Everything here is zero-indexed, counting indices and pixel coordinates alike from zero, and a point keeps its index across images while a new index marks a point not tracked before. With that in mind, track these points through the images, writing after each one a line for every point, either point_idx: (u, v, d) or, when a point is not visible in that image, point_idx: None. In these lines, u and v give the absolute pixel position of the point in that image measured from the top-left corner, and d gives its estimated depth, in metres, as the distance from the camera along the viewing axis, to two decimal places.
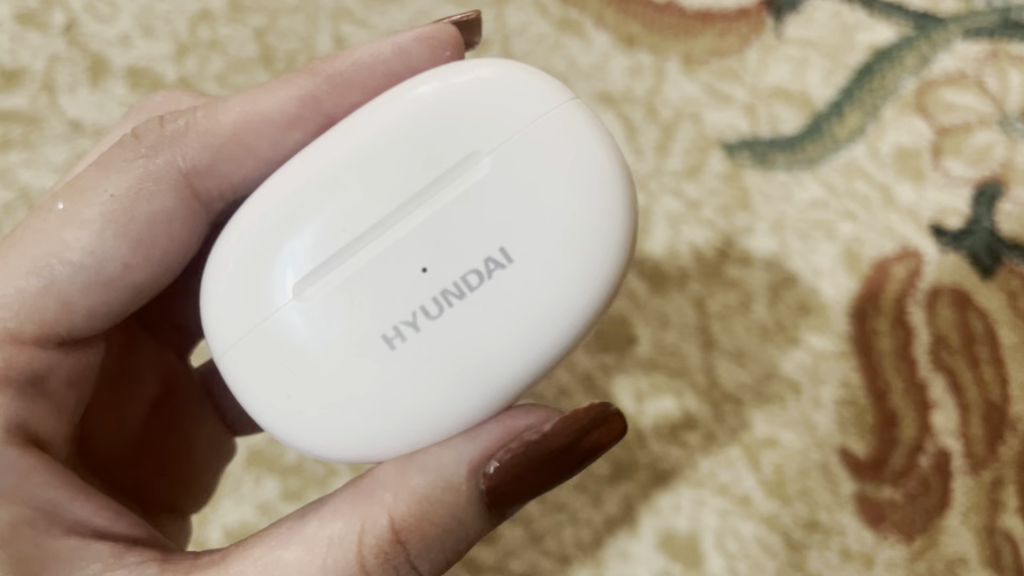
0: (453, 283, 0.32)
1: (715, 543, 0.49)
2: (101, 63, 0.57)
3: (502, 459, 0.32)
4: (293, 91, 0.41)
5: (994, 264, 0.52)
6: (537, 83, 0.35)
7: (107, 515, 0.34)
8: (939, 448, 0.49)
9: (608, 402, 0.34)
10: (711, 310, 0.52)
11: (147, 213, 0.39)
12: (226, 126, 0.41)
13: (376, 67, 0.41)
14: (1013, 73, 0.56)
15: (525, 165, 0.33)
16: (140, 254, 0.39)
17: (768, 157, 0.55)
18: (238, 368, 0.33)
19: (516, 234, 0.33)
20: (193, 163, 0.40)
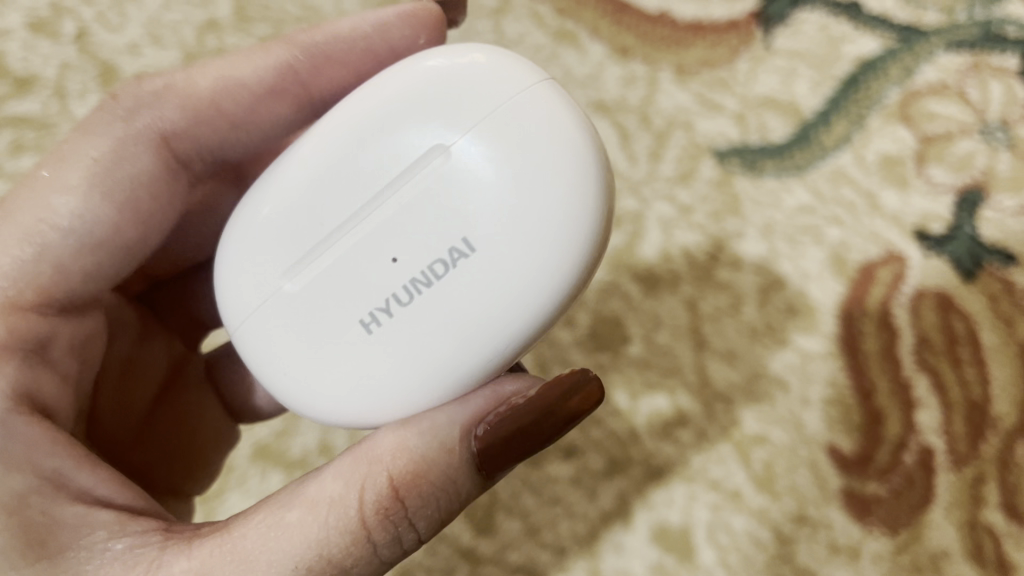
0: (421, 272, 0.33)
1: (707, 537, 0.50)
2: (111, 71, 0.58)
3: (492, 422, 0.33)
4: (272, 60, 0.44)
5: (976, 268, 0.54)
6: (515, 68, 0.35)
7: (112, 486, 0.34)
8: (923, 445, 0.51)
9: (588, 369, 0.35)
10: (702, 312, 0.54)
11: (130, 173, 0.40)
12: (206, 91, 0.43)
13: (355, 42, 0.45)
14: (994, 84, 0.57)
15: (491, 155, 0.33)
16: (132, 216, 0.40)
17: (758, 164, 0.57)
18: (244, 347, 0.35)
19: (480, 223, 0.33)
20: (172, 125, 0.42)
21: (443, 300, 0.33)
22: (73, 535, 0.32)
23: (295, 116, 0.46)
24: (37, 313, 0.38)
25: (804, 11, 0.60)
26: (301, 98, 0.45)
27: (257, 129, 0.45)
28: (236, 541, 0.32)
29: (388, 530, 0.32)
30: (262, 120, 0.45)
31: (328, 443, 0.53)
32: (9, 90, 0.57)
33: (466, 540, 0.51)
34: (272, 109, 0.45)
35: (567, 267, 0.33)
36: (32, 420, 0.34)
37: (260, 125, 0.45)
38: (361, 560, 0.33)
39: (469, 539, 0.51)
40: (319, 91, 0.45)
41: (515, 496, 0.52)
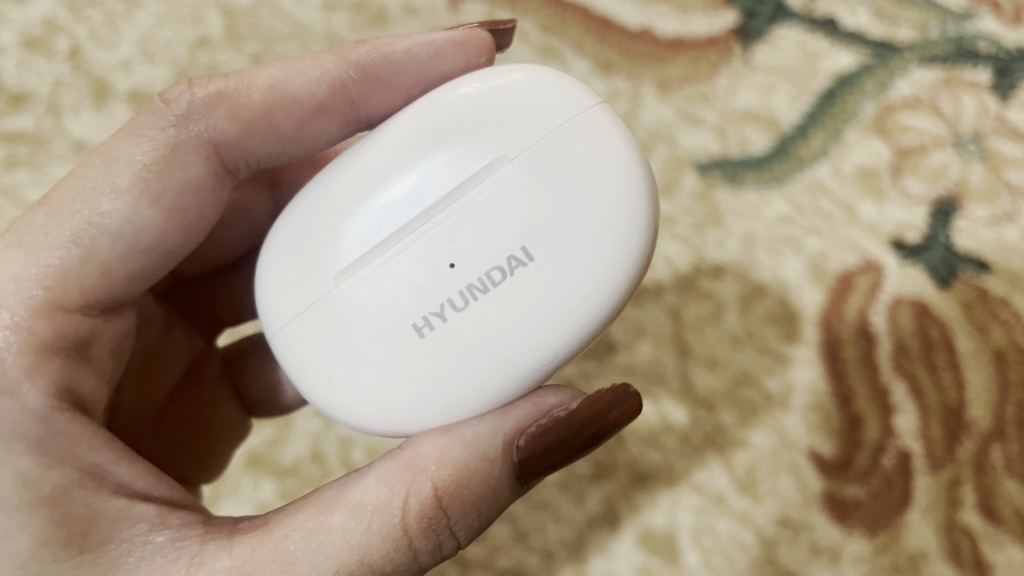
0: (478, 278, 0.35)
1: (692, 539, 0.51)
2: (104, 87, 0.59)
3: (534, 431, 0.35)
4: (324, 75, 0.45)
5: (950, 276, 0.55)
6: (569, 88, 0.37)
7: (149, 480, 0.36)
8: (901, 449, 0.52)
9: (630, 385, 0.37)
10: (685, 320, 0.55)
11: (179, 180, 0.41)
12: (257, 103, 0.44)
13: (411, 66, 0.46)
14: (966, 98, 0.59)
15: (547, 169, 0.36)
16: (179, 222, 0.41)
17: (738, 175, 0.58)
18: (287, 346, 0.37)
19: (537, 235, 0.35)
20: (223, 135, 0.43)
21: (499, 304, 0.35)
22: (113, 525, 0.33)
23: (340, 132, 0.47)
24: (76, 312, 0.38)
25: (782, 28, 0.62)
26: (350, 116, 0.46)
27: (305, 144, 0.46)
28: (278, 542, 0.33)
29: (429, 539, 0.34)
30: (312, 135, 0.46)
31: (319, 450, 0.54)
32: (4, 107, 0.58)
33: None
34: (322, 127, 0.46)
35: (618, 279, 0.35)
36: (75, 419, 0.35)
37: (309, 141, 0.46)
38: (400, 567, 0.34)
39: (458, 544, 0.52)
40: (369, 109, 0.46)
41: None
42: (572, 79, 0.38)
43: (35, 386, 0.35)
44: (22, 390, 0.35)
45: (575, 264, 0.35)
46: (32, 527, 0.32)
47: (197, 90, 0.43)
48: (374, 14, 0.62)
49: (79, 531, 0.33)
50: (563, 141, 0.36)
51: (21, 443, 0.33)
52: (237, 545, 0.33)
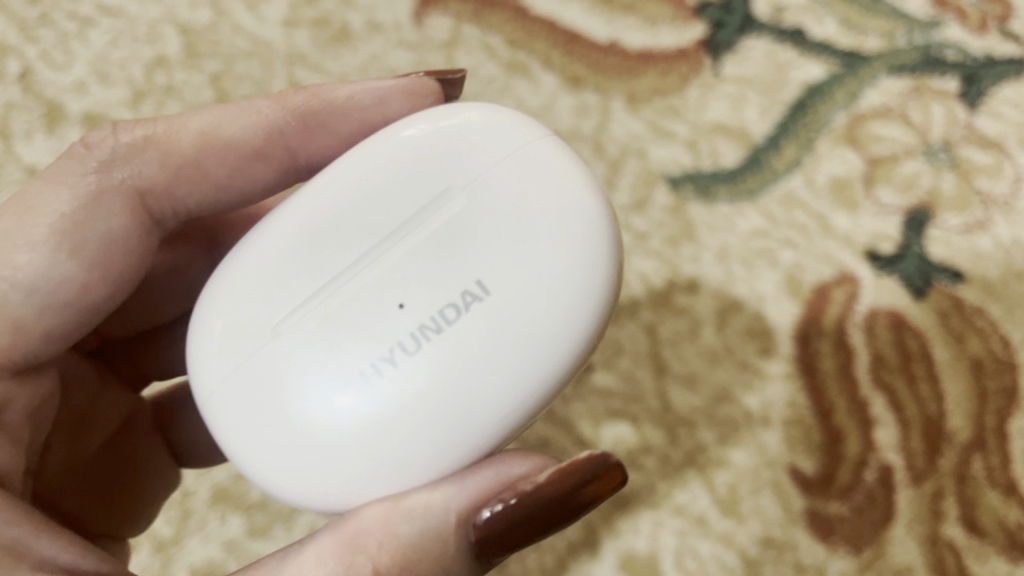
0: (430, 318, 0.33)
1: (674, 562, 0.50)
2: (57, 109, 0.58)
3: (490, 508, 0.34)
4: (261, 120, 0.44)
5: (926, 286, 0.55)
6: (514, 123, 0.37)
7: (73, 552, 0.34)
8: (883, 463, 0.51)
9: (609, 454, 0.36)
10: (662, 337, 0.54)
11: (100, 234, 0.40)
12: (186, 148, 0.43)
13: (352, 112, 0.45)
14: (935, 106, 0.59)
15: (495, 204, 0.35)
16: (102, 274, 0.41)
17: (711, 189, 0.57)
18: (223, 407, 0.34)
19: (491, 269, 0.34)
20: (150, 183, 0.42)
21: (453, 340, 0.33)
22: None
23: (275, 177, 0.46)
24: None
25: (751, 39, 0.61)
26: (286, 163, 0.45)
27: (239, 190, 0.45)
28: None
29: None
30: (248, 183, 0.45)
31: None
32: None
33: None
34: (258, 173, 0.45)
35: (580, 314, 0.34)
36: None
37: (245, 188, 0.45)
38: None
39: None
40: (306, 155, 0.45)
41: None
42: (517, 114, 0.38)
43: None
44: None
45: (531, 295, 0.33)
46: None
47: (122, 134, 0.42)
48: (337, 30, 0.61)
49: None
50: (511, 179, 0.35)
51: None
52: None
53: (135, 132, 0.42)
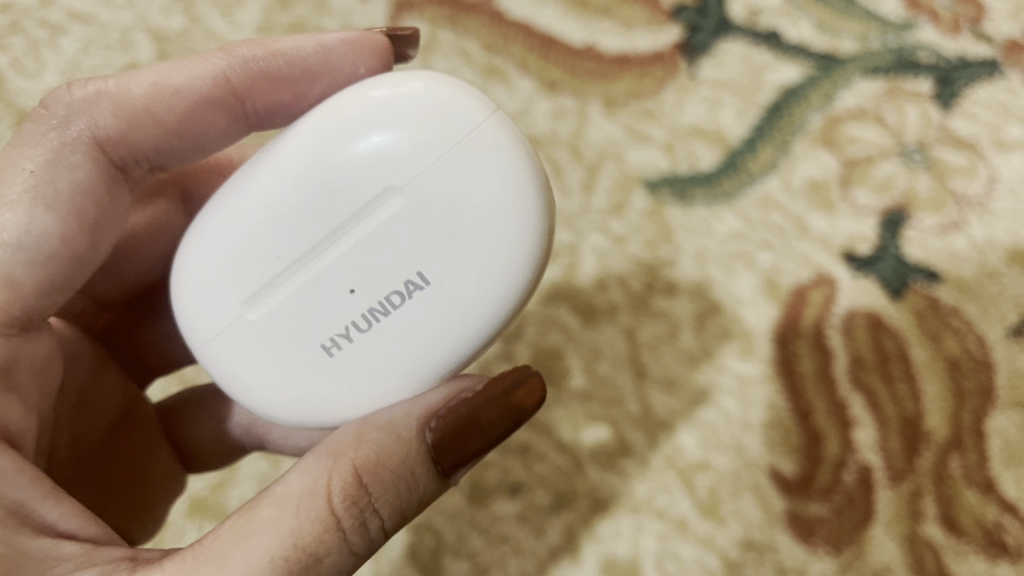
0: (378, 302, 0.37)
1: (655, 566, 0.50)
2: (28, 118, 0.57)
3: (442, 414, 0.35)
4: (208, 69, 0.44)
5: (903, 287, 0.55)
6: (461, 98, 0.37)
7: (79, 520, 0.34)
8: (862, 463, 0.52)
9: (530, 368, 0.38)
10: (641, 340, 0.54)
11: (69, 182, 0.40)
12: (140, 97, 0.42)
13: (297, 61, 0.45)
14: (909, 107, 0.60)
15: (435, 197, 0.36)
16: (80, 222, 0.41)
17: (688, 192, 0.57)
18: (205, 361, 0.39)
19: (431, 259, 0.37)
20: (107, 132, 0.42)
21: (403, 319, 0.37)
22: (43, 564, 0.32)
23: (231, 127, 0.45)
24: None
25: (726, 41, 0.61)
26: (236, 110, 0.45)
27: (194, 139, 0.44)
28: (209, 545, 0.32)
29: (354, 523, 0.33)
30: (201, 131, 0.44)
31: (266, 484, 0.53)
32: None
33: None
34: (210, 121, 0.44)
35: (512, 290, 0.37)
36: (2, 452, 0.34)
37: (198, 137, 0.44)
38: (334, 556, 0.33)
39: None
40: (256, 104, 0.45)
41: (462, 537, 0.52)
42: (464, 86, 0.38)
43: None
44: None
45: (467, 283, 0.37)
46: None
47: (77, 91, 0.42)
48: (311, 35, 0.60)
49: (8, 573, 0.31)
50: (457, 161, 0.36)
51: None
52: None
53: (87, 86, 0.41)
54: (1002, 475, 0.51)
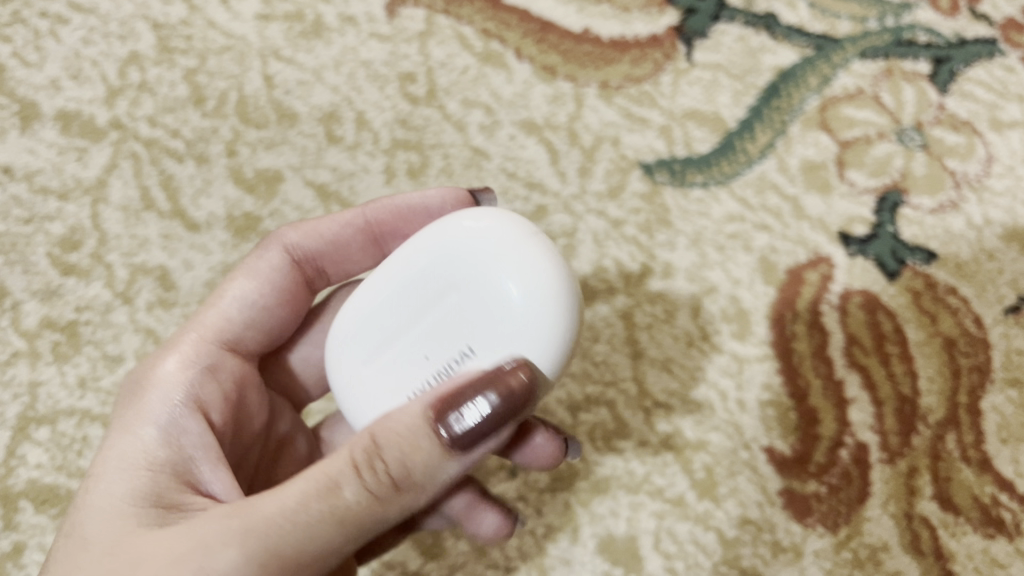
0: (448, 363, 0.39)
1: (653, 544, 0.51)
2: (30, 108, 0.58)
3: (449, 400, 0.34)
4: (354, 221, 0.47)
5: (899, 266, 0.55)
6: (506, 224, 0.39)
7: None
8: (858, 442, 0.52)
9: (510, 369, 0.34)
10: (638, 323, 0.55)
11: (277, 292, 0.46)
12: (314, 240, 0.47)
13: (413, 208, 0.47)
14: (906, 88, 0.60)
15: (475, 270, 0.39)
16: (281, 300, 0.46)
17: (684, 174, 0.58)
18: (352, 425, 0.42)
19: (478, 334, 0.38)
20: (299, 251, 0.47)
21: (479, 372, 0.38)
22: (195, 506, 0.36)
23: (366, 256, 0.49)
24: (213, 347, 0.43)
25: (723, 24, 0.62)
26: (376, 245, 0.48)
27: (336, 258, 0.48)
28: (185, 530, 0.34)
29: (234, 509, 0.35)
30: (348, 257, 0.49)
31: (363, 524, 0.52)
32: None
33: (414, 565, 0.52)
34: (353, 249, 0.48)
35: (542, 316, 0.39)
36: (195, 416, 0.40)
37: (346, 261, 0.49)
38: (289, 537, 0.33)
39: (416, 564, 0.52)
40: (386, 236, 0.48)
41: None
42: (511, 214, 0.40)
43: (171, 383, 0.40)
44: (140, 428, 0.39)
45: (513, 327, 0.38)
46: (131, 480, 0.36)
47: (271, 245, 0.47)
48: (310, 23, 0.61)
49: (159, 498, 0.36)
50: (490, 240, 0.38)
51: (151, 422, 0.39)
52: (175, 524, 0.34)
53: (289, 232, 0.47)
54: (998, 453, 0.52)
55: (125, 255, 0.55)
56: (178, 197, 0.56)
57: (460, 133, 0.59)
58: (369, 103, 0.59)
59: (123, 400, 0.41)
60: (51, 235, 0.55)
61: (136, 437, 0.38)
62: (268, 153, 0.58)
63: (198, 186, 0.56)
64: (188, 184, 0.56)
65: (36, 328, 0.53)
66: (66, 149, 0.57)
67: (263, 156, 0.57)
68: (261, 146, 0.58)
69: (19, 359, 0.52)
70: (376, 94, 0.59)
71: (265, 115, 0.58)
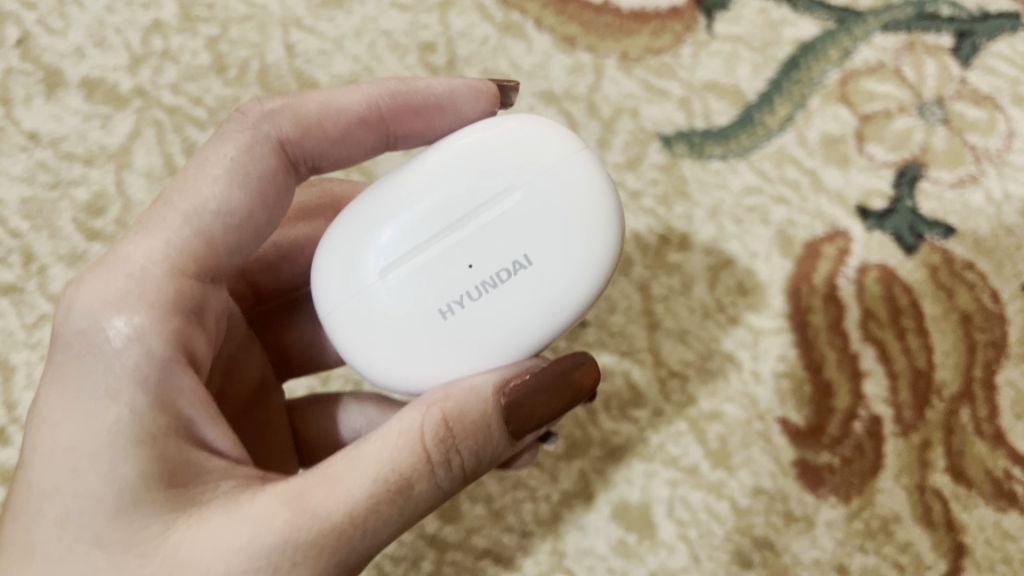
0: (491, 276, 0.38)
1: (666, 512, 0.52)
2: (55, 75, 0.58)
3: (516, 384, 0.37)
4: (363, 97, 0.45)
5: (916, 240, 0.55)
6: (556, 133, 0.40)
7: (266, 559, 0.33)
8: (872, 414, 0.52)
9: (584, 352, 0.40)
10: (655, 294, 0.55)
11: (258, 167, 0.41)
12: (311, 112, 0.44)
13: (429, 97, 0.45)
14: (928, 62, 0.59)
15: (525, 173, 0.39)
16: (261, 199, 0.41)
17: (703, 147, 0.58)
18: (343, 324, 0.39)
19: (536, 242, 0.38)
20: (288, 135, 0.43)
21: (538, 279, 0.38)
22: (199, 475, 0.35)
23: (369, 148, 0.47)
24: (191, 278, 0.39)
25: None
26: (380, 131, 0.46)
27: (339, 154, 0.46)
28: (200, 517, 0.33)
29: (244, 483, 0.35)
30: (347, 147, 0.46)
31: None
32: None
33: (431, 527, 0.53)
34: (358, 139, 0.46)
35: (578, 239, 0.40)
36: (186, 368, 0.37)
37: (343, 152, 0.46)
38: (371, 529, 0.33)
39: (434, 526, 0.53)
40: (397, 128, 0.46)
41: (479, 482, 0.53)
42: (556, 125, 0.40)
43: (150, 323, 0.36)
44: (120, 391, 0.35)
45: (564, 240, 0.38)
46: (131, 460, 0.33)
47: (265, 103, 0.43)
48: None
49: (170, 475, 0.34)
50: (521, 145, 0.39)
51: (134, 386, 0.35)
52: (201, 514, 0.33)
53: (275, 99, 0.43)
54: (1012, 427, 0.52)
55: None
56: None
57: None
58: (390, 72, 0.59)
59: (83, 351, 0.36)
60: (77, 201, 0.56)
61: (120, 404, 0.34)
62: None
63: None
64: None
65: (62, 292, 0.55)
66: (90, 116, 0.57)
67: None
68: None
69: (45, 321, 0.54)
70: (397, 64, 0.60)
71: (287, 84, 0.59)
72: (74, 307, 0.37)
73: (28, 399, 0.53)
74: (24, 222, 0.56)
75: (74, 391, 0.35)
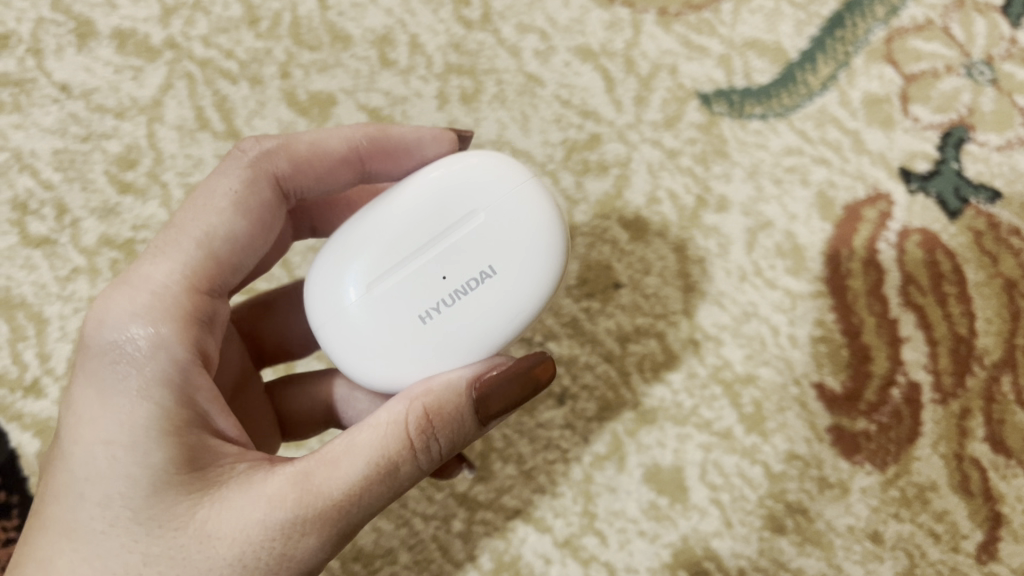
0: (462, 284, 0.39)
1: (698, 475, 0.52)
2: (86, 25, 0.58)
3: (489, 378, 0.37)
4: (345, 138, 0.45)
5: (960, 204, 0.54)
6: (514, 164, 0.41)
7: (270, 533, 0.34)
8: (911, 380, 0.52)
9: (546, 352, 0.40)
10: (690, 255, 0.54)
11: (259, 200, 0.42)
12: (299, 149, 0.44)
13: (404, 142, 0.45)
14: (978, 19, 0.57)
15: (488, 194, 0.40)
16: (260, 226, 0.42)
17: (742, 106, 0.56)
18: (330, 338, 0.40)
19: (501, 253, 0.39)
20: (279, 170, 0.43)
21: (505, 288, 0.39)
22: (218, 459, 0.35)
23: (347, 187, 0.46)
24: (207, 289, 0.39)
25: None
26: (359, 172, 0.46)
27: (320, 191, 0.45)
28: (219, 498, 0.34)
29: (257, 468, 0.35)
30: (327, 185, 0.46)
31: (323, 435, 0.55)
32: None
33: (462, 487, 0.53)
34: (338, 179, 0.45)
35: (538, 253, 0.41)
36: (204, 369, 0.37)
37: (323, 190, 0.46)
38: (360, 509, 0.34)
39: (465, 487, 0.53)
40: (374, 169, 0.46)
41: (510, 443, 0.53)
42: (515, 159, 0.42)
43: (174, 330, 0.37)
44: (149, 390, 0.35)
45: (525, 252, 0.39)
46: (161, 450, 0.34)
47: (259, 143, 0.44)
48: None
49: (193, 461, 0.34)
50: (488, 172, 0.40)
51: (162, 385, 0.35)
52: (222, 493, 0.34)
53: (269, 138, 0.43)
54: None
55: (179, 174, 0.56)
56: (232, 117, 0.57)
57: (514, 58, 0.58)
58: (423, 26, 0.58)
59: (112, 352, 0.36)
60: (109, 153, 0.56)
61: (149, 402, 0.34)
62: (321, 76, 0.57)
63: (251, 108, 0.57)
64: (242, 105, 0.57)
65: (96, 246, 0.55)
66: (122, 68, 0.57)
67: (317, 79, 0.57)
68: (314, 69, 0.57)
69: (78, 274, 0.54)
70: (430, 17, 0.58)
71: (318, 37, 0.58)
72: (103, 317, 0.37)
73: (61, 351, 0.53)
74: (56, 173, 0.56)
75: (102, 389, 0.35)
